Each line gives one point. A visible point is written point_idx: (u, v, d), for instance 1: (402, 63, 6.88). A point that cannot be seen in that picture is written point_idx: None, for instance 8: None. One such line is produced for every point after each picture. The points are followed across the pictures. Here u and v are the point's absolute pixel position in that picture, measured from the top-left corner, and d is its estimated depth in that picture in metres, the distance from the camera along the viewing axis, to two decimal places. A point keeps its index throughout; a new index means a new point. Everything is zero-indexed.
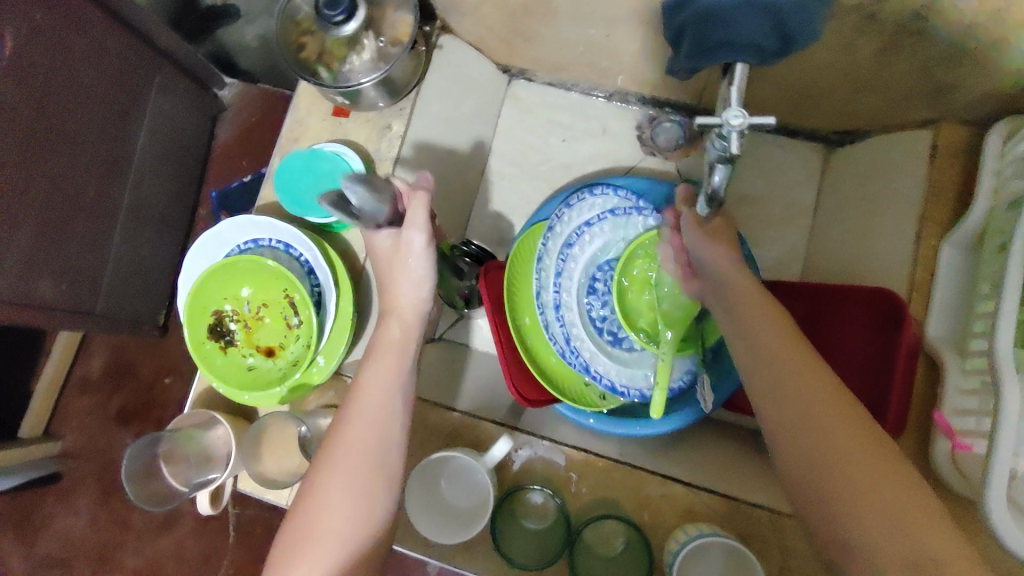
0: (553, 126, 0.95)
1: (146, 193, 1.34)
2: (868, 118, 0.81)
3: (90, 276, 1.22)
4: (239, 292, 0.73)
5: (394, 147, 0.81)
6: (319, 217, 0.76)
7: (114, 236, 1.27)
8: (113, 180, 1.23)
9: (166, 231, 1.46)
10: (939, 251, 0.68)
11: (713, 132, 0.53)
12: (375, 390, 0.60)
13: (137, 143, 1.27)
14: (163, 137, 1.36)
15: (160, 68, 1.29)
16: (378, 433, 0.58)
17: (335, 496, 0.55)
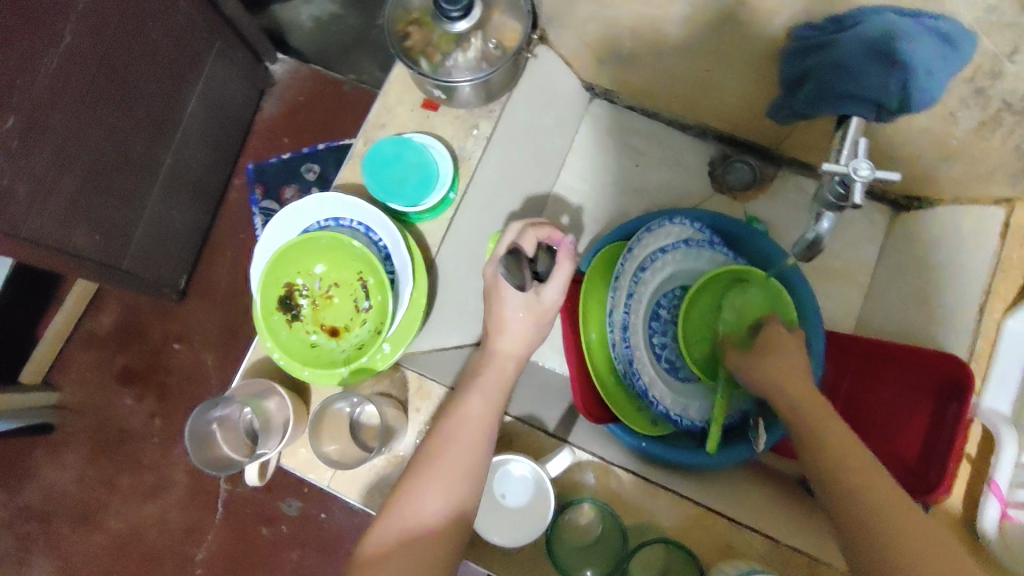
0: (629, 151, 0.97)
1: (186, 155, 1.33)
2: (940, 186, 0.84)
3: (122, 231, 1.21)
4: (313, 268, 0.73)
5: (479, 148, 0.82)
6: (401, 206, 0.76)
7: (151, 194, 1.26)
8: (159, 138, 1.21)
9: (201, 197, 1.45)
10: (1002, 325, 0.70)
11: (832, 178, 0.54)
12: (475, 409, 0.65)
13: (185, 104, 1.26)
14: (210, 102, 1.35)
15: (221, 33, 1.28)
16: (474, 449, 0.63)
17: (426, 497, 0.60)
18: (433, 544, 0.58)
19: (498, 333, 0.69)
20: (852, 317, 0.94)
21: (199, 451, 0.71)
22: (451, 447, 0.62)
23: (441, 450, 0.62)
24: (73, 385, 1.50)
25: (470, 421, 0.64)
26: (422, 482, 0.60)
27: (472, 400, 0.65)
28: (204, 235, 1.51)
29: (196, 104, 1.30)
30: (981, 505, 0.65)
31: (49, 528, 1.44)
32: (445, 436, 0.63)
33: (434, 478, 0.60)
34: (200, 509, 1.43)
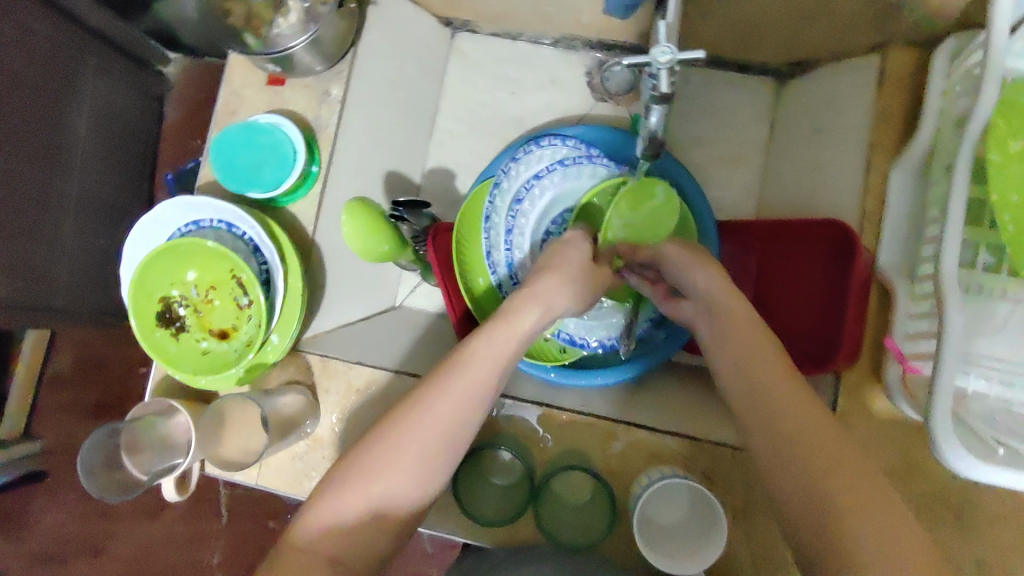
0: (501, 79, 0.92)
1: (92, 180, 1.23)
2: (817, 45, 0.80)
3: (44, 274, 1.14)
4: (185, 276, 0.72)
5: (335, 114, 0.77)
6: (260, 192, 0.73)
7: (65, 228, 1.18)
8: (56, 171, 1.12)
9: (117, 219, 1.34)
10: (889, 178, 0.68)
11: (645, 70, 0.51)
12: (481, 368, 0.56)
13: (76, 129, 1.16)
14: (105, 121, 1.25)
15: (92, 44, 1.16)
16: (453, 426, 0.55)
17: (394, 477, 0.53)
18: (376, 521, 0.53)
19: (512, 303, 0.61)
20: (754, 200, 0.91)
21: (95, 479, 0.69)
22: (431, 416, 0.54)
23: (421, 418, 0.54)
24: (52, 429, 1.41)
25: (457, 397, 0.55)
26: (400, 460, 0.53)
27: (491, 346, 0.57)
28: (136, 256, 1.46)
29: (89, 126, 1.19)
30: (886, 367, 0.64)
31: (66, 568, 1.38)
32: (427, 409, 0.54)
33: (404, 451, 0.53)
34: (202, 521, 1.37)
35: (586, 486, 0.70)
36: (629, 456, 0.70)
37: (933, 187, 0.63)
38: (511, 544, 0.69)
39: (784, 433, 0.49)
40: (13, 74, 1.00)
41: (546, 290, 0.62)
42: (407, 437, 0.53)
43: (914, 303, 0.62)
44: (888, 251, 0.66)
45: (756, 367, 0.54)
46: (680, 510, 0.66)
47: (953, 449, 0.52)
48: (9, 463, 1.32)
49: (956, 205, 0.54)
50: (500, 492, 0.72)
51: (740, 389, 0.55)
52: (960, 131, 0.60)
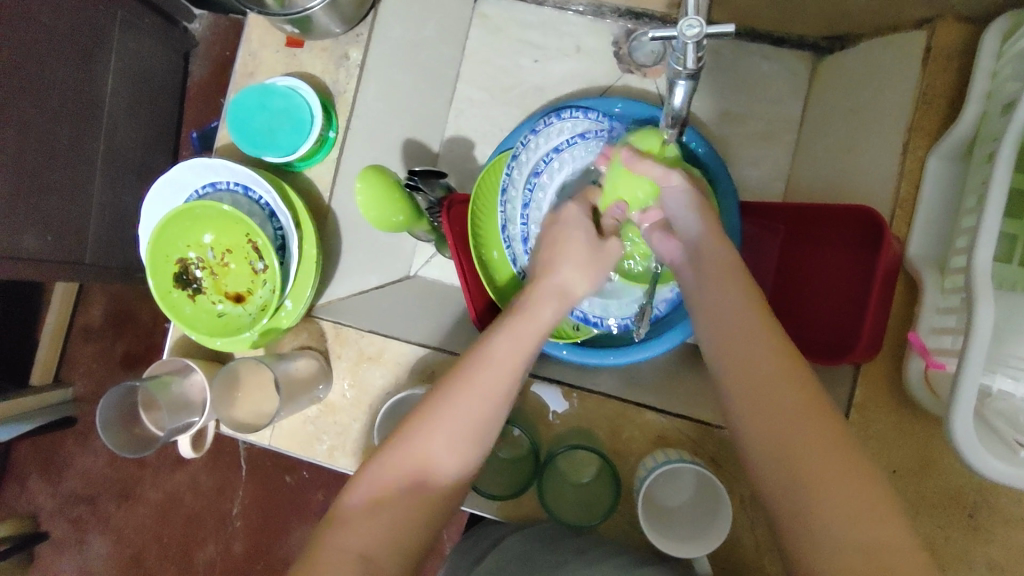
0: (525, 45, 0.89)
1: (121, 136, 1.24)
2: (858, 20, 0.76)
3: (74, 227, 1.15)
4: (201, 239, 0.72)
5: (352, 78, 0.79)
6: (277, 156, 0.73)
7: (95, 183, 1.18)
8: (86, 126, 1.12)
9: (146, 176, 1.35)
10: (925, 163, 0.65)
11: (671, 43, 0.48)
12: (508, 352, 0.58)
13: (106, 84, 1.15)
14: (134, 78, 1.25)
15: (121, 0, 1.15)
16: (494, 404, 0.56)
17: (441, 449, 0.53)
18: (420, 496, 0.52)
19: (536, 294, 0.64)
20: (783, 179, 0.87)
21: (111, 436, 0.70)
22: (467, 398, 0.55)
23: (460, 395, 0.55)
24: (84, 378, 1.44)
25: (491, 374, 0.57)
26: (445, 432, 0.54)
27: (517, 330, 0.60)
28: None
29: (120, 82, 1.19)
30: (907, 362, 0.62)
31: (96, 509, 1.42)
32: (472, 380, 0.56)
33: (450, 424, 0.54)
34: (225, 470, 1.39)
35: (591, 466, 0.70)
36: (636, 435, 0.70)
37: (975, 173, 0.60)
38: (516, 518, 0.71)
39: (782, 444, 0.49)
40: (44, 29, 1.00)
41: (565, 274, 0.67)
42: (439, 421, 0.54)
43: (943, 297, 0.60)
44: (918, 242, 0.64)
45: (754, 368, 0.53)
46: (684, 496, 0.65)
47: (972, 449, 0.50)
48: (41, 408, 1.36)
49: (997, 197, 0.52)
50: (503, 467, 0.72)
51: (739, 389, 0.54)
52: (1006, 117, 0.57)
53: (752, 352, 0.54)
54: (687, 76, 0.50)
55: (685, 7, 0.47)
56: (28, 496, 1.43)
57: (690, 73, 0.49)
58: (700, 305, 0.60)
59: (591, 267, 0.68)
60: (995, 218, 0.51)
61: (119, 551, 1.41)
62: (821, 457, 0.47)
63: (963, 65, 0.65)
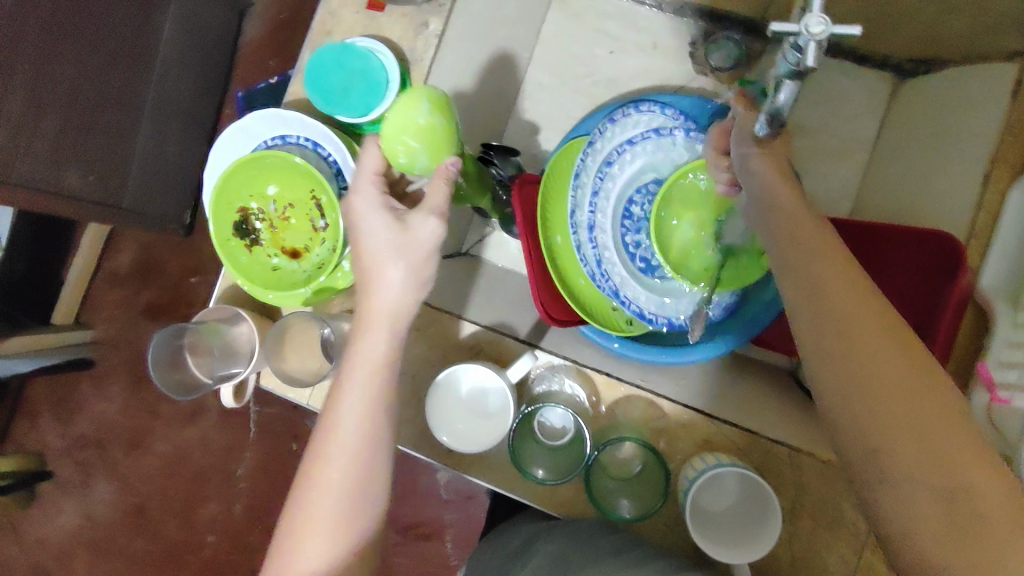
0: (601, 35, 0.88)
1: (171, 86, 1.23)
2: (949, 44, 0.75)
3: (117, 168, 1.14)
4: (265, 191, 0.71)
5: (430, 47, 0.77)
6: (348, 117, 0.73)
7: (141, 129, 1.17)
8: (139, 71, 1.12)
9: (192, 128, 1.35)
10: (1007, 196, 0.64)
11: (786, 41, 0.47)
12: (367, 360, 0.55)
13: (162, 31, 1.14)
14: (189, 29, 1.24)
15: None
16: (369, 423, 0.54)
17: (316, 537, 0.51)
18: (338, 538, 0.52)
19: (368, 321, 0.56)
20: (849, 200, 0.86)
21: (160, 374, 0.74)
22: (338, 432, 0.53)
23: (330, 433, 0.54)
24: (106, 323, 1.44)
25: (343, 436, 0.53)
26: (312, 517, 0.52)
27: (377, 330, 0.56)
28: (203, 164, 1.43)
29: (175, 31, 1.18)
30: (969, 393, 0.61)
31: (105, 453, 1.42)
32: (336, 412, 0.54)
33: (330, 461, 0.53)
34: (236, 429, 1.39)
35: (636, 458, 0.71)
36: (680, 435, 0.69)
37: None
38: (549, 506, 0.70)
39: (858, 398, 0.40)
40: None
41: (381, 258, 0.56)
42: (321, 465, 0.53)
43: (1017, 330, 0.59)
44: (992, 273, 0.63)
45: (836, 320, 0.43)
46: (729, 499, 0.65)
47: None
48: (61, 348, 1.36)
49: None
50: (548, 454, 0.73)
51: (809, 321, 0.44)
52: None
53: (819, 283, 0.45)
54: (796, 76, 0.49)
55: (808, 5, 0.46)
56: (38, 433, 1.44)
57: (800, 73, 0.48)
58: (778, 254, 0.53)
59: (402, 256, 0.55)
60: None
61: (123, 498, 1.41)
62: (907, 412, 0.39)
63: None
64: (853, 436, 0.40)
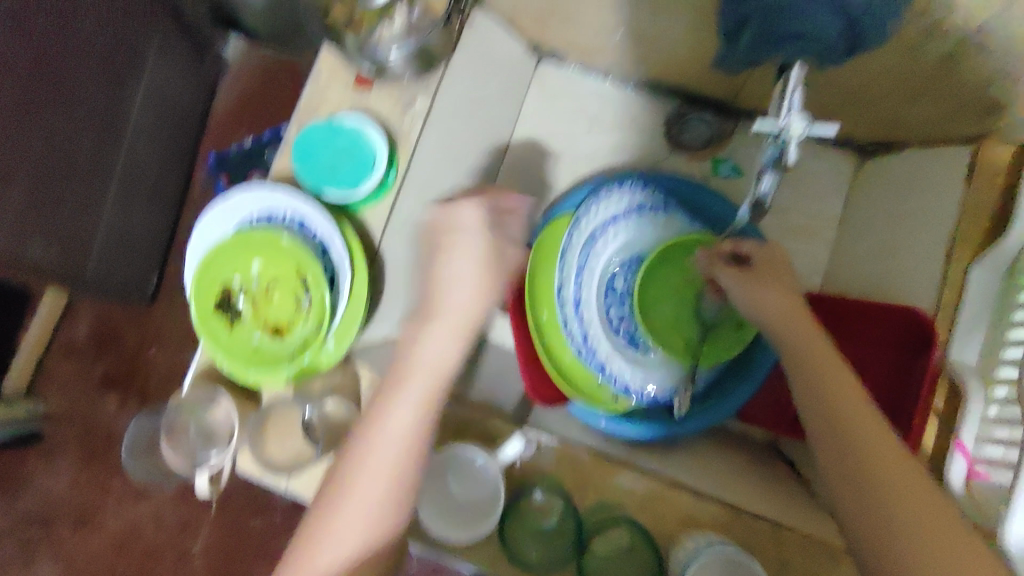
0: (580, 115, 0.92)
1: (140, 156, 1.21)
2: (908, 130, 0.80)
3: (81, 238, 1.11)
4: (249, 267, 0.69)
5: (415, 125, 0.77)
6: (336, 194, 0.74)
7: (107, 200, 1.14)
8: (108, 142, 1.09)
9: (156, 197, 1.32)
10: (968, 273, 0.68)
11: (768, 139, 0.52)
12: (422, 362, 0.64)
13: (134, 104, 1.12)
14: (160, 101, 1.22)
15: (164, 26, 1.14)
16: (425, 411, 0.62)
17: (346, 515, 0.58)
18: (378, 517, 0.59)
19: (428, 329, 0.65)
20: (819, 273, 0.90)
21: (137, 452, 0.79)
22: (397, 415, 0.61)
23: (386, 424, 0.61)
24: (58, 393, 1.37)
25: (388, 432, 0.61)
26: (350, 491, 0.59)
27: (438, 341, 0.64)
28: (171, 230, 1.39)
29: (146, 102, 1.16)
30: (947, 463, 0.62)
31: (50, 534, 1.33)
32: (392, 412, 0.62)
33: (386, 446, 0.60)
34: (192, 506, 1.32)
35: (622, 538, 0.68)
36: (664, 510, 0.67)
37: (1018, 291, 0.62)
38: None
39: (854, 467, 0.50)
40: (87, 43, 0.98)
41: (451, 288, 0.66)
42: (374, 444, 0.60)
43: (990, 407, 0.61)
44: (961, 348, 0.66)
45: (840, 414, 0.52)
46: None
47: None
48: (9, 421, 1.28)
49: None
50: (534, 539, 0.70)
51: (815, 411, 0.54)
52: None
53: (821, 379, 0.54)
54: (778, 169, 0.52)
55: (790, 104, 0.50)
56: None
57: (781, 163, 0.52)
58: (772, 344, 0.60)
59: (463, 279, 0.66)
60: None
61: None
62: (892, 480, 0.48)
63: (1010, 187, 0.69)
64: (860, 526, 0.48)
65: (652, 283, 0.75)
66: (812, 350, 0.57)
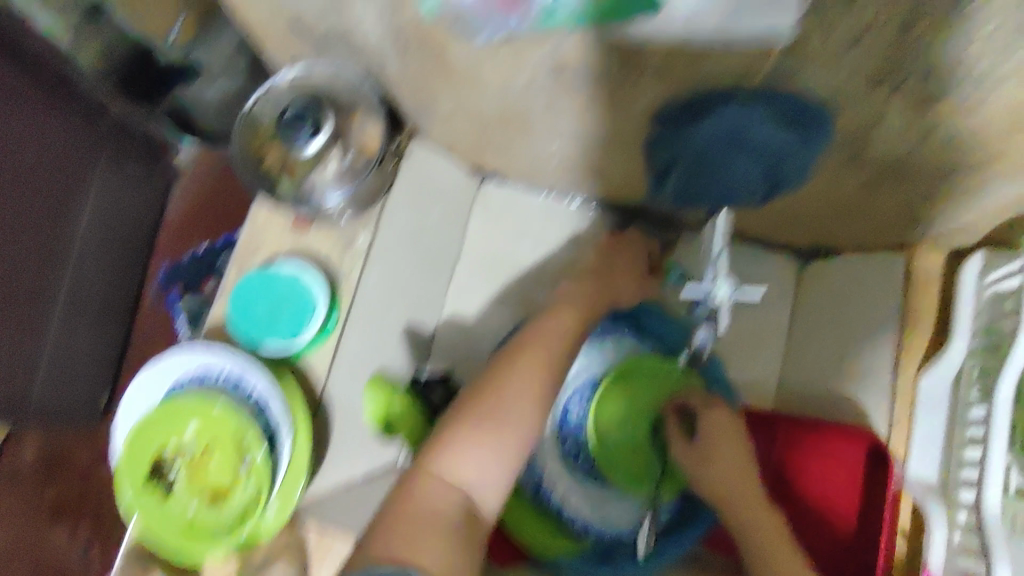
0: (524, 232, 0.90)
1: (88, 274, 1.14)
2: (841, 237, 0.80)
3: (23, 368, 1.03)
4: (183, 430, 0.66)
5: (357, 265, 0.75)
6: (277, 344, 0.72)
7: (51, 326, 1.06)
8: (51, 268, 1.03)
9: (104, 313, 1.21)
10: (918, 382, 0.70)
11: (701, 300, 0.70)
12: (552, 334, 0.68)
13: (79, 224, 1.07)
14: (110, 216, 1.16)
15: (109, 143, 1.09)
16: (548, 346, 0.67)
17: (473, 464, 0.62)
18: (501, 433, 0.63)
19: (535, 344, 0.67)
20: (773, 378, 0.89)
21: None
22: (528, 353, 0.66)
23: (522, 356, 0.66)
24: None
25: (520, 399, 0.64)
26: (492, 420, 0.63)
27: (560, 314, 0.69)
28: (120, 347, 1.27)
29: (93, 220, 1.10)
30: None
31: None
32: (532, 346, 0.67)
33: (511, 383, 0.65)
34: None
35: None
36: None
37: (965, 402, 0.66)
38: None
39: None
40: (27, 167, 0.94)
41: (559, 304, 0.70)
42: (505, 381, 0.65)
43: (954, 533, 0.61)
44: (919, 465, 0.68)
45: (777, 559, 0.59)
46: None
47: None
48: None
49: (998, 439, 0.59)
50: None
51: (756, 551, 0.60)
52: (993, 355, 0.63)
53: (761, 535, 0.61)
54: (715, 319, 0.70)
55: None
56: None
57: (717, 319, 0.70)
58: (707, 500, 0.66)
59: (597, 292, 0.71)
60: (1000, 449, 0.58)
61: None
62: None
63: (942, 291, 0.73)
64: None
65: (608, 410, 0.74)
66: (747, 494, 0.63)
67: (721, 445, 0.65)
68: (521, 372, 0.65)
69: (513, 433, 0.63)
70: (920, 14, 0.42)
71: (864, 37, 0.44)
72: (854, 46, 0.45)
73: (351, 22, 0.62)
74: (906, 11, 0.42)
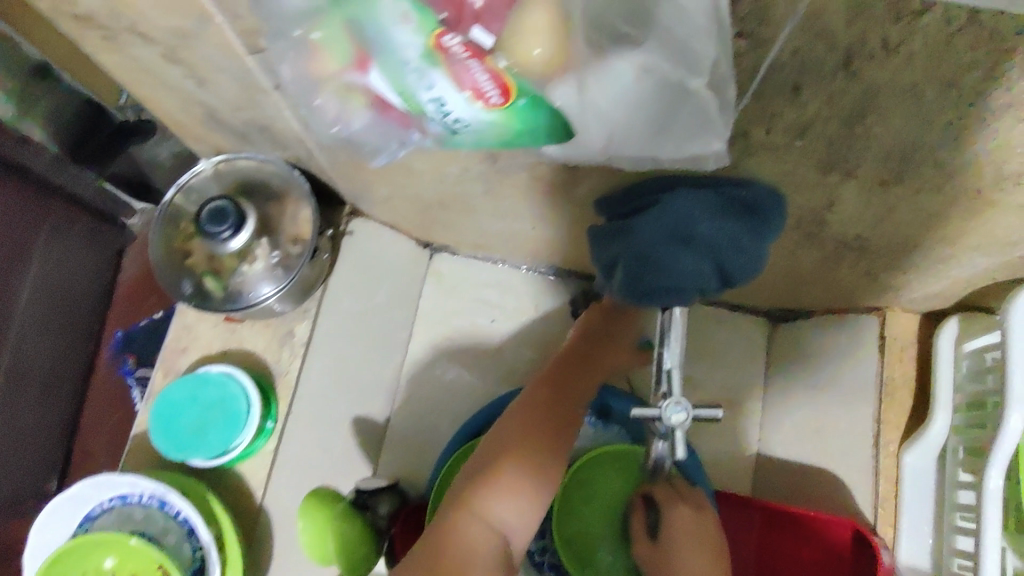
0: (480, 305, 0.82)
1: (25, 353, 0.91)
2: (810, 303, 0.75)
3: None
4: (102, 565, 0.60)
5: (296, 358, 0.73)
6: (204, 458, 0.66)
7: None
8: None
9: (52, 393, 0.99)
10: (901, 462, 0.66)
11: (651, 421, 0.49)
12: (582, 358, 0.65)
13: (19, 297, 0.89)
14: (50, 289, 0.95)
15: (52, 208, 0.91)
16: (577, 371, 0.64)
17: (501, 509, 0.57)
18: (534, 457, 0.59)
19: (571, 368, 0.64)
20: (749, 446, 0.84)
21: None
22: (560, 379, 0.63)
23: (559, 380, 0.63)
24: None
25: (550, 430, 0.60)
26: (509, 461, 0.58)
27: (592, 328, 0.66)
28: (76, 428, 1.04)
29: (31, 293, 0.91)
30: None
31: None
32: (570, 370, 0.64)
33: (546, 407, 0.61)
34: None
35: None
36: None
37: (953, 482, 0.63)
38: None
39: None
40: None
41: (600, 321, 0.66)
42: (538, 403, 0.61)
43: None
44: (910, 550, 0.65)
45: None
46: None
47: None
48: None
49: (993, 527, 0.55)
50: None
51: None
52: (982, 432, 0.59)
53: None
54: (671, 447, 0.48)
55: (667, 390, 0.49)
56: None
57: (672, 445, 0.48)
58: None
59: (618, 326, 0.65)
60: (996, 537, 0.55)
61: None
62: None
63: (917, 355, 0.69)
64: None
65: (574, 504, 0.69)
66: None
67: (680, 546, 0.59)
68: (512, 411, 0.62)
69: (540, 459, 0.59)
70: (863, 113, 0.39)
71: (809, 131, 0.42)
72: (798, 138, 0.43)
73: (272, 115, 0.58)
74: (848, 111, 0.39)
